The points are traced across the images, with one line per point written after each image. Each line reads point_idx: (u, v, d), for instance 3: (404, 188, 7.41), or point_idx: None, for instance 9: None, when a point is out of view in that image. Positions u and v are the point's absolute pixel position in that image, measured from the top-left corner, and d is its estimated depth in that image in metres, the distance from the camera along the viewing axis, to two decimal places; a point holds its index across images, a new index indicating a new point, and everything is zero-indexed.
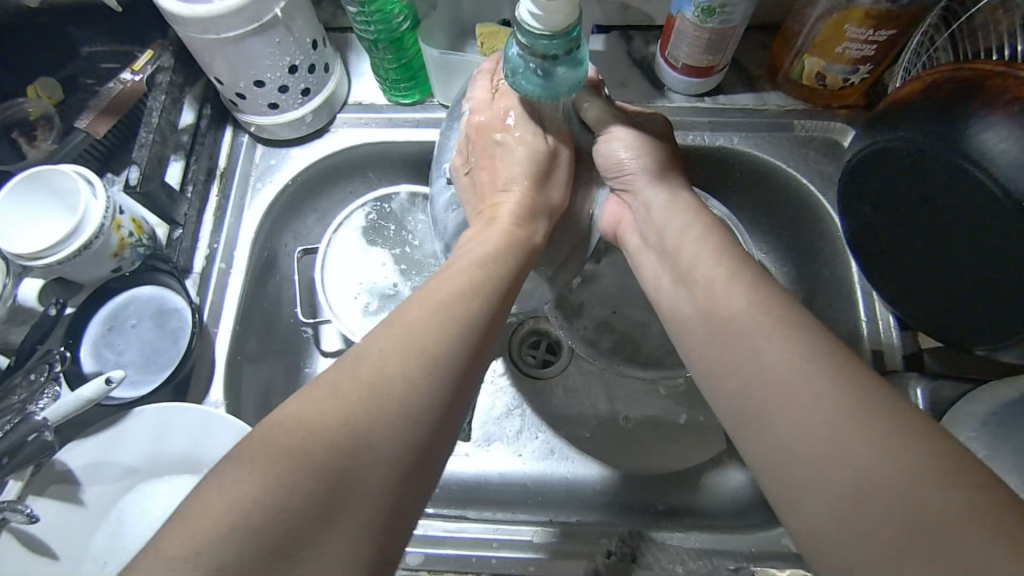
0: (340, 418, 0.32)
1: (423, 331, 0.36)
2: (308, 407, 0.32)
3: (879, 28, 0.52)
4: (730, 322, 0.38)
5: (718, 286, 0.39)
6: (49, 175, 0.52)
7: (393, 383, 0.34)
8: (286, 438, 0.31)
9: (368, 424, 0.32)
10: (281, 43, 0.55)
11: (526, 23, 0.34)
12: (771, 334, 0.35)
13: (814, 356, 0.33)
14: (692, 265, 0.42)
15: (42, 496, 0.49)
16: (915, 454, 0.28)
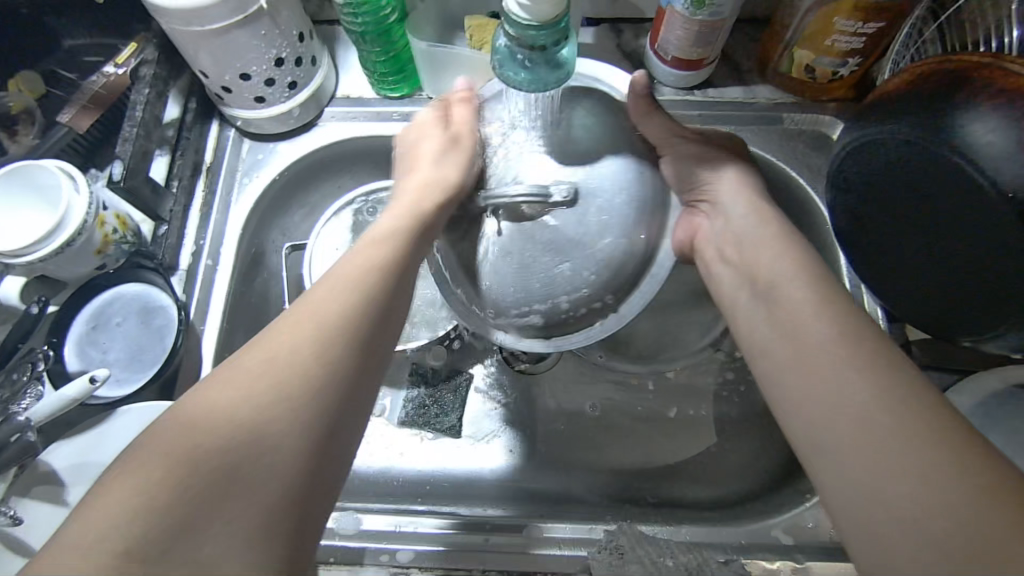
0: (241, 407, 0.32)
1: (319, 317, 0.36)
2: (212, 396, 0.33)
3: (867, 21, 0.52)
4: (811, 350, 0.37)
5: (803, 312, 0.39)
6: (28, 171, 0.51)
7: (286, 372, 0.34)
8: (187, 425, 0.31)
9: (262, 413, 0.32)
10: (266, 35, 0.54)
11: (514, 13, 0.33)
12: (852, 360, 0.35)
13: (898, 382, 0.34)
14: (770, 281, 0.42)
15: (25, 498, 0.48)
16: (951, 463, 0.30)
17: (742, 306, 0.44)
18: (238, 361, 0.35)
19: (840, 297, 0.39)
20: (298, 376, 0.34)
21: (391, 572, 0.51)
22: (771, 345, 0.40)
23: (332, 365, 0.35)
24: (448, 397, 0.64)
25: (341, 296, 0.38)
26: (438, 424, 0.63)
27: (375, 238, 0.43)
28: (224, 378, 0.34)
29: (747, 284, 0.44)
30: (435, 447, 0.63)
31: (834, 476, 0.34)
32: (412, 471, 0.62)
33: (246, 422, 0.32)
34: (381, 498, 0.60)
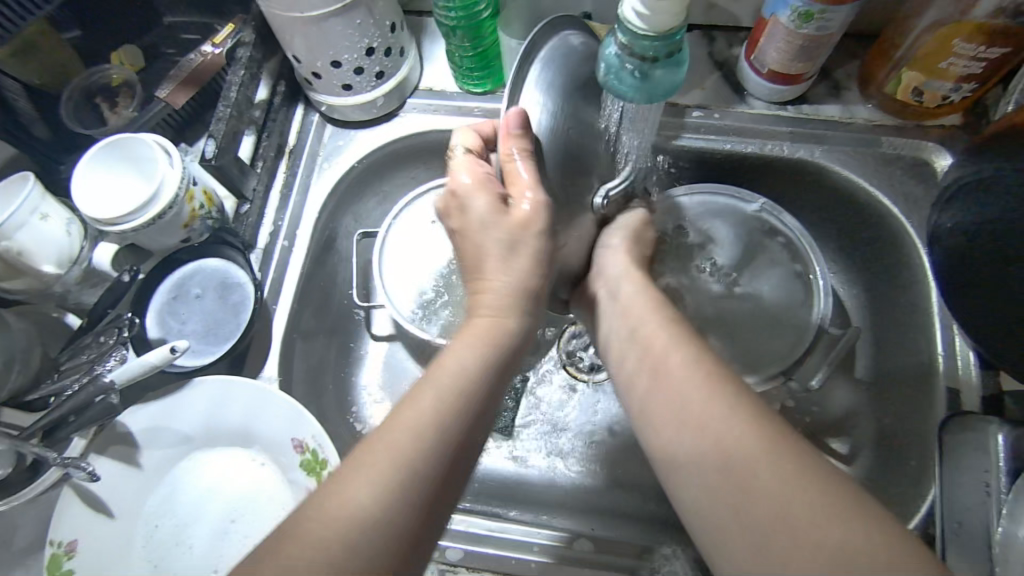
0: (368, 509, 0.32)
1: (425, 411, 0.37)
2: (338, 492, 0.33)
3: (991, 45, 0.49)
4: (673, 389, 0.39)
5: (664, 359, 0.42)
6: (128, 142, 0.53)
7: (358, 533, 0.32)
8: (316, 526, 0.32)
9: (396, 508, 0.33)
10: (360, 25, 0.54)
11: (629, 21, 0.32)
12: (719, 429, 0.35)
13: (756, 408, 0.36)
14: (654, 344, 0.43)
15: (103, 456, 0.50)
16: (807, 477, 0.32)
17: (623, 357, 0.46)
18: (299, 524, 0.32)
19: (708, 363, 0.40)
20: (412, 470, 0.34)
21: (440, 570, 0.51)
22: (649, 413, 0.40)
23: (397, 524, 0.33)
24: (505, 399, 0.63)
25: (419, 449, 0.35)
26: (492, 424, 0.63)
27: (470, 330, 0.42)
28: (349, 473, 0.34)
29: (638, 349, 0.44)
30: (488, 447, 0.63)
31: (709, 505, 0.35)
32: None
33: (367, 527, 0.32)
34: None
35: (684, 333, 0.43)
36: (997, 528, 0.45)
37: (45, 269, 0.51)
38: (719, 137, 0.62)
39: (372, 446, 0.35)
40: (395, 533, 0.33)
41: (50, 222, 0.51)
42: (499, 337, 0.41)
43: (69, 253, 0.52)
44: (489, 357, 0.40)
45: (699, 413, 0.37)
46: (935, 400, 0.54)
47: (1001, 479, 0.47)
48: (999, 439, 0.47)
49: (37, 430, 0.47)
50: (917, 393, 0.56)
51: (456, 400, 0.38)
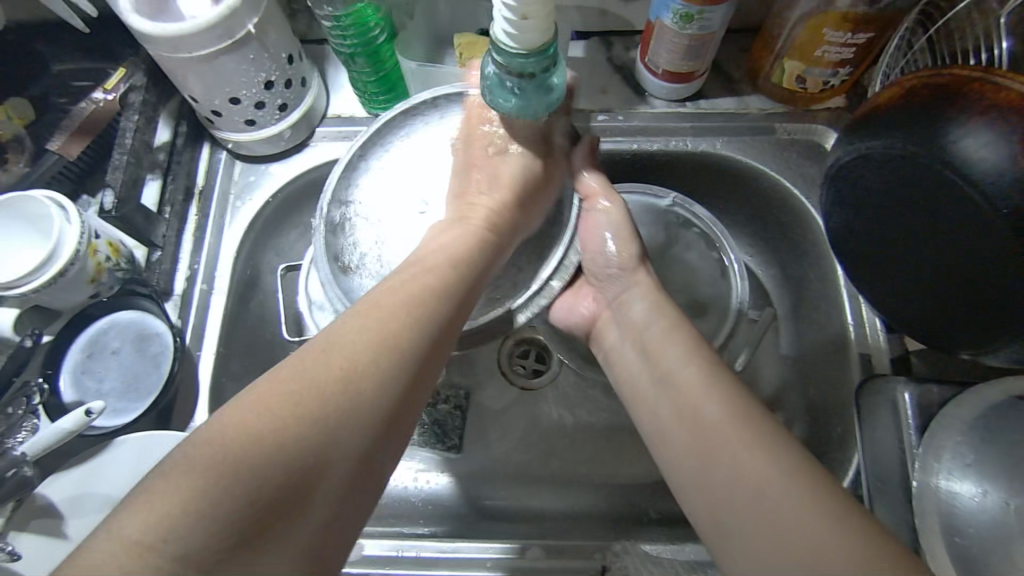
0: (359, 347, 0.36)
1: (426, 279, 0.42)
2: (341, 333, 0.37)
3: (857, 31, 0.53)
4: (709, 432, 0.39)
5: (695, 395, 0.41)
6: (17, 201, 0.51)
7: (375, 344, 0.37)
8: (316, 362, 0.35)
9: (379, 349, 0.37)
10: (255, 60, 0.54)
11: (500, 41, 0.33)
12: (729, 443, 0.38)
13: (794, 458, 0.36)
14: (682, 381, 0.42)
15: (23, 532, 0.47)
16: (847, 524, 0.32)
17: (644, 392, 0.45)
18: (315, 348, 0.36)
19: (726, 382, 0.41)
20: (407, 322, 0.39)
21: None
22: (667, 430, 0.42)
23: (409, 344, 0.38)
24: (450, 415, 0.64)
25: (417, 305, 0.40)
26: (438, 442, 0.63)
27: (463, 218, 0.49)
28: (350, 323, 0.38)
29: (662, 389, 0.43)
30: (437, 467, 0.63)
31: (750, 550, 0.34)
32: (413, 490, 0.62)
33: (356, 363, 0.36)
34: (385, 520, 0.61)
35: (715, 370, 0.42)
36: (914, 480, 0.48)
37: None
38: (626, 138, 0.65)
39: (373, 298, 0.40)
40: (406, 349, 0.38)
41: None
42: (485, 227, 0.48)
43: None
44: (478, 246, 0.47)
45: (712, 433, 0.39)
46: (850, 366, 0.58)
47: (911, 435, 0.49)
48: (905, 396, 0.50)
49: None
50: (833, 361, 0.60)
51: (456, 265, 0.44)
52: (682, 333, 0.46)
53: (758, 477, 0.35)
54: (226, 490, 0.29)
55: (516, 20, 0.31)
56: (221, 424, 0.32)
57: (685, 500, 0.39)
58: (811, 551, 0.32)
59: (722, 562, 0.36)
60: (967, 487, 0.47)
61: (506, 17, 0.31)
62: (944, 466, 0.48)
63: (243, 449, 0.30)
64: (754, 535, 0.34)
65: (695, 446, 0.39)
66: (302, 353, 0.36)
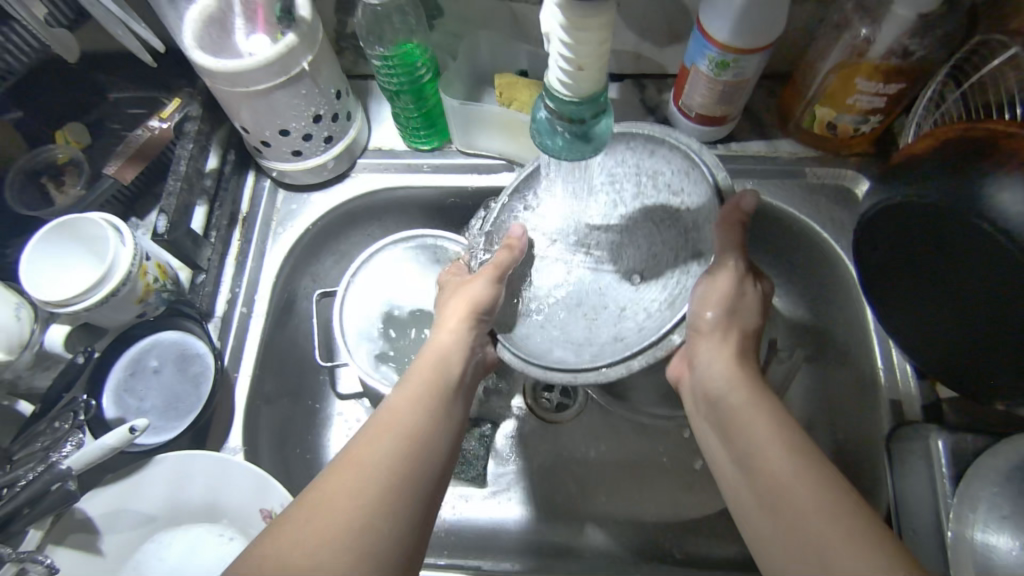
0: (365, 470, 0.39)
1: (410, 401, 0.45)
2: (350, 459, 0.40)
3: (889, 82, 0.54)
4: (800, 523, 0.36)
5: (781, 479, 0.38)
6: (76, 223, 0.53)
7: (377, 466, 0.40)
8: (328, 491, 0.38)
9: (381, 468, 0.40)
10: (306, 95, 0.56)
11: (554, 89, 0.35)
12: (807, 513, 0.36)
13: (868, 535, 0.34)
14: (763, 459, 0.40)
15: (61, 546, 0.49)
16: None
17: (728, 470, 0.43)
18: (329, 478, 0.39)
19: (815, 461, 0.39)
20: (403, 444, 0.42)
21: None
22: (746, 497, 0.40)
23: (412, 464, 0.41)
24: (472, 446, 0.64)
25: (411, 413, 0.44)
26: (463, 472, 0.63)
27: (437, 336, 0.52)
28: (355, 447, 0.41)
29: (742, 467, 0.41)
30: (464, 497, 0.64)
31: None
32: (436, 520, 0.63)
33: (361, 485, 0.38)
34: None
35: (802, 449, 0.39)
36: (948, 531, 0.48)
37: None
38: None
39: (375, 422, 0.43)
40: (408, 466, 0.41)
41: None
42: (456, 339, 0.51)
43: (20, 337, 0.51)
44: (450, 361, 0.49)
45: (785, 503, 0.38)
46: (881, 411, 0.58)
47: (946, 483, 0.49)
48: (938, 444, 0.50)
49: None
50: (863, 405, 0.60)
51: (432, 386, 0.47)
52: (775, 411, 0.42)
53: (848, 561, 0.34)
54: None
55: (571, 69, 0.33)
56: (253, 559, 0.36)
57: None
58: None
59: None
60: (1004, 539, 0.46)
61: (563, 66, 0.33)
62: (979, 518, 0.47)
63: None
64: None
65: (788, 534, 0.37)
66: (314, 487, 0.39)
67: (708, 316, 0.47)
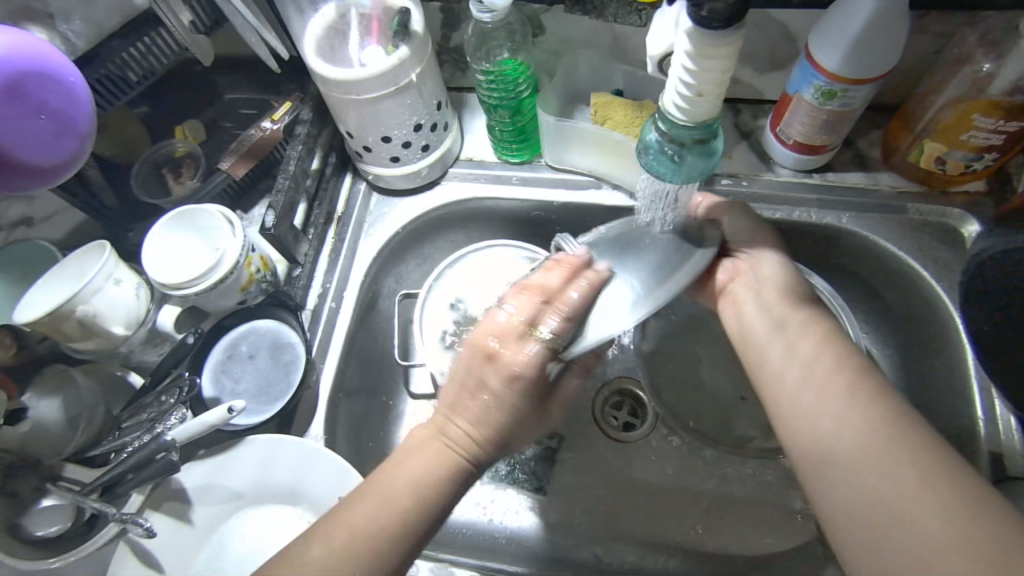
0: (373, 523, 0.40)
1: (431, 462, 0.44)
2: (361, 509, 0.41)
3: (1010, 119, 0.52)
4: (830, 385, 0.41)
5: (819, 355, 0.43)
6: (196, 214, 0.57)
7: (382, 524, 0.40)
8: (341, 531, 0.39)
9: (389, 526, 0.40)
10: (410, 105, 0.59)
11: (668, 112, 0.36)
12: (850, 402, 0.40)
13: (905, 418, 0.39)
14: (809, 337, 0.45)
15: (157, 510, 0.52)
16: (945, 496, 0.35)
17: (763, 340, 0.47)
18: (342, 512, 0.41)
19: (849, 349, 0.44)
20: (412, 506, 0.41)
21: None
22: (784, 368, 0.44)
23: (416, 527, 0.41)
24: (535, 455, 0.66)
25: (437, 478, 0.43)
26: (525, 482, 0.65)
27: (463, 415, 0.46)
28: (368, 495, 0.41)
29: (785, 336, 0.46)
30: (526, 507, 0.64)
31: (852, 513, 0.37)
32: (498, 525, 0.63)
33: (365, 539, 0.39)
34: (468, 552, 0.60)
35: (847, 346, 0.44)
36: None
37: (114, 330, 0.54)
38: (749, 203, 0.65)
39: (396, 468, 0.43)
40: (410, 532, 0.41)
41: (122, 287, 0.54)
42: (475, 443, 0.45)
43: (137, 315, 0.56)
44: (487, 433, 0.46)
45: (897, 486, 0.36)
46: (978, 464, 0.54)
47: None
48: None
49: (98, 484, 0.50)
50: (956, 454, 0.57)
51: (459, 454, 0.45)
52: (815, 310, 0.47)
53: (880, 457, 0.37)
54: None
55: (690, 95, 0.34)
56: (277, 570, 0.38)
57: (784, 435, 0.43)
58: (929, 524, 0.34)
59: (818, 506, 0.39)
60: None
61: (682, 92, 0.34)
62: None
63: None
64: (851, 483, 0.38)
65: (817, 395, 0.42)
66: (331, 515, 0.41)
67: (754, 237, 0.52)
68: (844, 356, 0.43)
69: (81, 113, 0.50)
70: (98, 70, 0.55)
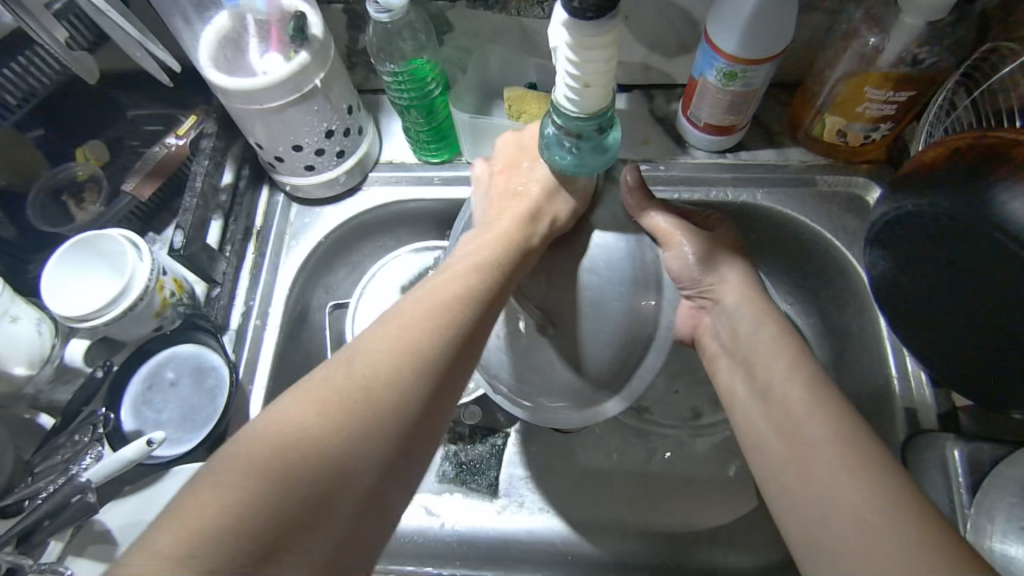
0: (341, 390, 0.34)
1: (421, 318, 0.39)
2: (330, 379, 0.35)
3: (899, 90, 0.54)
4: (806, 443, 0.39)
5: (793, 407, 0.41)
6: (97, 240, 0.54)
7: (355, 393, 0.34)
8: (289, 422, 0.33)
9: (362, 390, 0.35)
10: (319, 111, 0.57)
11: (562, 105, 0.37)
12: (821, 456, 0.38)
13: (882, 468, 0.36)
14: (778, 388, 0.43)
15: (79, 557, 0.50)
16: (931, 549, 0.32)
17: (742, 405, 0.45)
18: (306, 384, 0.35)
19: (824, 390, 0.41)
20: (400, 373, 0.36)
21: None
22: (760, 424, 0.43)
23: (406, 391, 0.36)
24: (484, 454, 0.66)
25: (424, 328, 0.38)
26: (475, 483, 0.65)
27: (471, 258, 0.45)
28: (337, 367, 0.36)
29: (760, 396, 0.44)
30: (476, 507, 0.64)
31: None
32: (447, 530, 0.63)
33: (321, 429, 0.33)
34: (420, 561, 0.61)
35: (820, 383, 0.42)
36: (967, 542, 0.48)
37: (15, 371, 0.52)
38: (668, 188, 0.66)
39: (374, 335, 0.38)
40: (397, 397, 0.35)
41: (21, 323, 0.52)
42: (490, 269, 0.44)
43: (40, 352, 0.53)
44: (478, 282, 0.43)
45: (879, 546, 0.33)
46: (894, 421, 0.57)
47: (962, 494, 0.50)
48: (955, 454, 0.51)
49: (10, 537, 0.46)
50: (875, 413, 0.59)
51: (459, 300, 0.41)
52: (784, 344, 0.45)
53: (866, 510, 0.34)
54: (245, 504, 0.29)
55: (579, 87, 0.34)
56: (198, 492, 0.30)
57: (776, 507, 0.40)
58: None
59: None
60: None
61: (571, 85, 0.34)
62: (997, 528, 0.47)
63: (206, 527, 0.29)
64: (846, 555, 0.34)
65: (794, 456, 0.39)
66: (261, 421, 0.33)
67: (689, 254, 0.51)
68: (814, 398, 0.41)
69: None
70: None
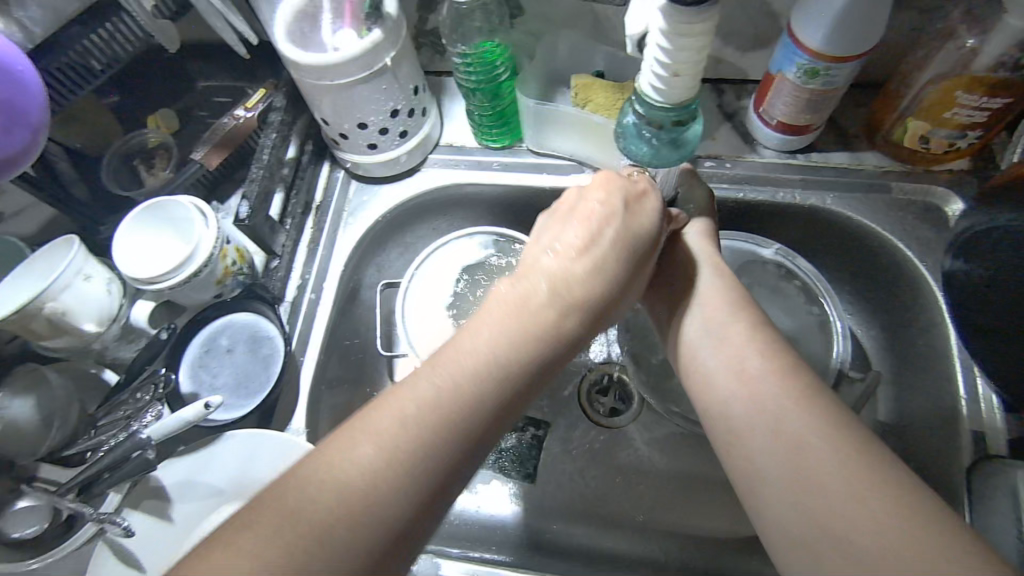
0: (386, 449, 0.34)
1: (468, 370, 0.37)
2: (375, 434, 0.34)
3: (995, 97, 0.51)
4: (757, 391, 0.40)
5: (746, 358, 0.42)
6: (167, 204, 0.56)
7: (399, 454, 0.34)
8: (331, 480, 0.33)
9: (406, 448, 0.34)
10: (386, 90, 0.57)
11: (644, 95, 0.35)
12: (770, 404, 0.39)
13: (831, 414, 0.37)
14: (732, 339, 0.43)
15: (136, 509, 0.52)
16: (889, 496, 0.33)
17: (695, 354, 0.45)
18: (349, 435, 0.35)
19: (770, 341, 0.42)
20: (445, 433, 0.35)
21: None
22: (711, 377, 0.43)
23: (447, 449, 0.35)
24: (525, 444, 0.66)
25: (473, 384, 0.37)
26: (514, 471, 0.65)
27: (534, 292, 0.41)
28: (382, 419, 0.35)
29: (711, 345, 0.44)
30: (514, 494, 0.64)
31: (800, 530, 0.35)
32: (485, 515, 0.63)
33: (362, 489, 0.33)
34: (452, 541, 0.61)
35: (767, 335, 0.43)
36: None
37: (86, 327, 0.53)
38: (732, 186, 0.64)
39: (422, 387, 0.36)
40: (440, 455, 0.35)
41: (93, 282, 0.53)
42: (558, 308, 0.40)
43: (110, 311, 0.55)
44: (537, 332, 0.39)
45: (833, 489, 0.34)
46: (959, 444, 0.54)
47: None
48: None
49: (74, 485, 0.49)
50: (940, 434, 0.56)
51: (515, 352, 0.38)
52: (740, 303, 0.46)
53: (819, 455, 0.35)
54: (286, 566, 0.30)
55: (665, 76, 0.33)
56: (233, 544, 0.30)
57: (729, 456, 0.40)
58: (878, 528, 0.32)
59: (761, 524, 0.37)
60: None
61: (657, 73, 0.33)
62: None
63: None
64: (799, 499, 0.35)
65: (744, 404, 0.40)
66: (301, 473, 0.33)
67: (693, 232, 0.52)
68: (759, 348, 0.42)
69: (31, 102, 0.48)
70: (60, 56, 0.53)
